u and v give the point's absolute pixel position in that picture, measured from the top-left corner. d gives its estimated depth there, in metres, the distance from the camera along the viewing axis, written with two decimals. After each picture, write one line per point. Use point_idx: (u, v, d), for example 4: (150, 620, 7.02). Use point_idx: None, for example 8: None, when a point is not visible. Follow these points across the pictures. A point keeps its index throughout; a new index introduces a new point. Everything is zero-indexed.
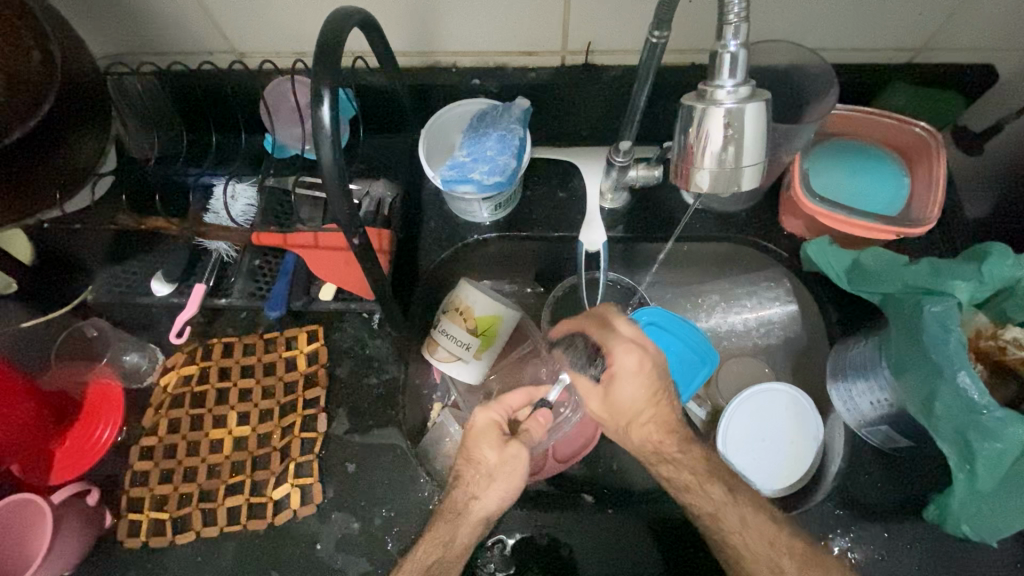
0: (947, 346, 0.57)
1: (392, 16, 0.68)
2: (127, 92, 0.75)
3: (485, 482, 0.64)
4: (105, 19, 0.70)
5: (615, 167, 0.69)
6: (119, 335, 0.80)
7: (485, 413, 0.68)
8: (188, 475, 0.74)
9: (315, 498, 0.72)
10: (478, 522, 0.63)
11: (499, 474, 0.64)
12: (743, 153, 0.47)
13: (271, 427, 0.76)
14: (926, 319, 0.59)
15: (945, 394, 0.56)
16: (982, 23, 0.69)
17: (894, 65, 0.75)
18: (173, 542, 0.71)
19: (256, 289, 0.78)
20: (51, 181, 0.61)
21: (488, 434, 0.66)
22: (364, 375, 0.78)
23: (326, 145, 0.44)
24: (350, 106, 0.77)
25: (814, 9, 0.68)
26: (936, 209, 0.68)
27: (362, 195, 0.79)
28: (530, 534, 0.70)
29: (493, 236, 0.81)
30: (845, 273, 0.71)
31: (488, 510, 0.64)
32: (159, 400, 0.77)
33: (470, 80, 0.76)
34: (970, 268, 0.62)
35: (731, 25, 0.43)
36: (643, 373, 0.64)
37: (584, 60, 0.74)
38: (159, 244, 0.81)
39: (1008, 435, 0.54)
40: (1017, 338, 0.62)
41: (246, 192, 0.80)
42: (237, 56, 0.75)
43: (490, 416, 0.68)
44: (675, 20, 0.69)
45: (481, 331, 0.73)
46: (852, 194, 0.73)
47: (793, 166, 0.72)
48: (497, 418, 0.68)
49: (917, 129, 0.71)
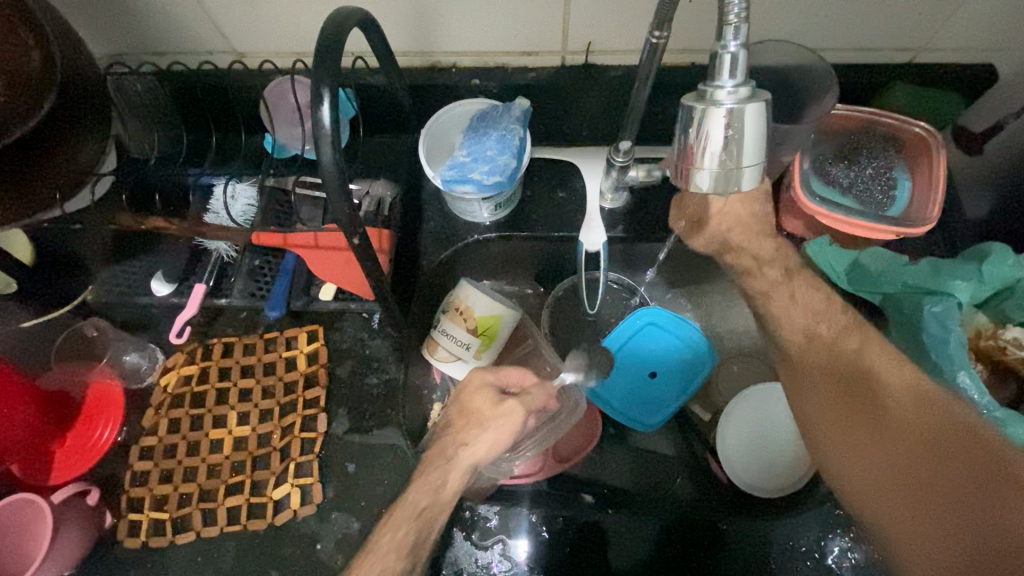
0: (947, 346, 0.59)
1: (391, 15, 0.68)
2: (127, 91, 0.75)
3: (475, 428, 0.62)
4: (104, 18, 0.69)
5: (615, 167, 0.69)
6: (119, 335, 0.79)
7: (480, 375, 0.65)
8: (188, 475, 0.74)
9: (315, 498, 0.72)
10: (465, 471, 0.61)
11: (490, 423, 0.62)
12: (743, 153, 0.47)
13: (271, 427, 0.76)
14: (926, 318, 0.61)
15: (945, 393, 0.58)
16: (983, 22, 0.69)
17: (894, 65, 0.75)
18: (173, 542, 0.71)
19: (255, 290, 0.78)
20: (51, 182, 0.61)
21: (483, 394, 0.64)
22: (364, 375, 0.78)
23: (326, 145, 0.44)
24: (350, 106, 0.77)
25: (814, 10, 0.68)
26: (936, 209, 0.69)
27: (362, 195, 0.81)
28: (531, 535, 0.72)
29: (494, 236, 0.80)
30: (845, 273, 0.72)
31: (476, 457, 0.61)
32: (159, 400, 0.77)
33: (469, 80, 0.76)
34: (970, 268, 0.64)
35: (731, 26, 0.42)
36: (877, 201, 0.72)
37: (583, 60, 0.74)
38: (159, 246, 0.81)
39: (1009, 433, 0.55)
40: (1018, 338, 0.62)
41: (246, 192, 0.79)
42: (236, 56, 0.74)
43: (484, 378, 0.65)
44: (676, 20, 0.69)
45: (481, 331, 0.73)
46: (841, 185, 0.72)
47: (793, 166, 0.71)
48: (493, 382, 0.65)
49: (917, 129, 0.72)
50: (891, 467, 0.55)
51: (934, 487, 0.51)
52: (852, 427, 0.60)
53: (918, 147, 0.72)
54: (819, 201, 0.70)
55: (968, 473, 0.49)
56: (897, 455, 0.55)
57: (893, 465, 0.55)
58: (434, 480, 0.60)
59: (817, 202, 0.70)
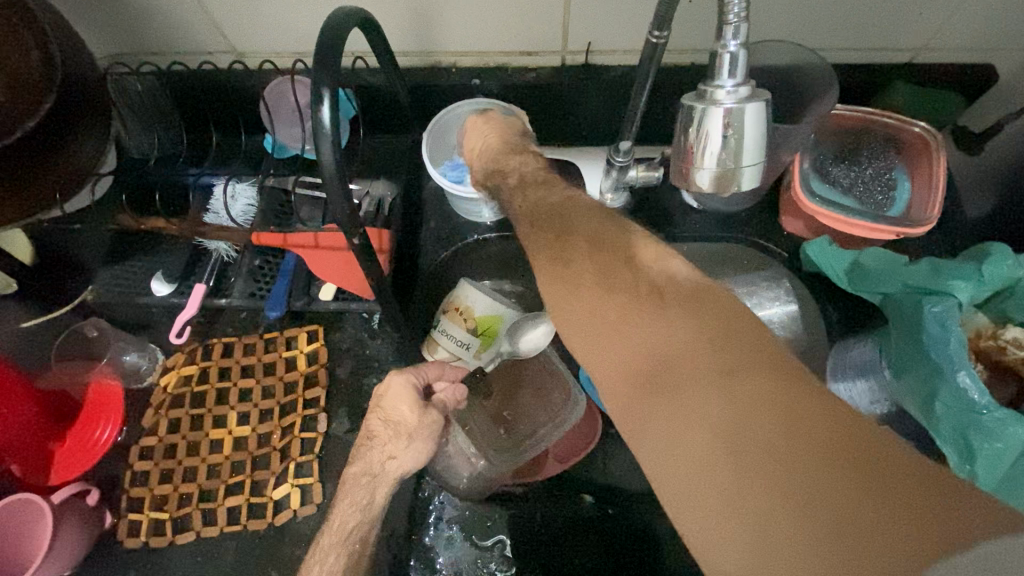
0: (947, 347, 0.58)
1: (392, 16, 0.68)
2: (127, 91, 0.75)
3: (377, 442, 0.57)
4: (102, 16, 0.69)
5: (615, 167, 0.69)
6: (118, 336, 0.79)
7: (400, 376, 0.59)
8: (188, 475, 0.74)
9: (315, 498, 0.73)
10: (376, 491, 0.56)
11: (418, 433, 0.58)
12: (742, 153, 0.47)
13: (271, 427, 0.76)
14: (926, 318, 0.60)
15: (945, 394, 0.57)
16: (981, 24, 0.69)
17: (895, 66, 0.75)
18: (173, 542, 0.71)
19: (255, 290, 0.77)
20: (50, 181, 0.61)
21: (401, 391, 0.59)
22: (365, 375, 0.78)
23: (326, 146, 0.44)
24: (350, 107, 0.77)
25: (816, 10, 0.68)
26: (936, 209, 0.69)
27: (362, 195, 0.79)
28: (529, 534, 0.72)
29: (493, 236, 0.81)
30: (845, 274, 0.71)
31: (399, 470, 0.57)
32: (159, 400, 0.77)
33: (470, 80, 0.76)
34: (970, 268, 0.62)
35: (731, 25, 0.42)
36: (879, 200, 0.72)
37: (583, 60, 0.74)
38: (160, 244, 0.81)
39: (1009, 435, 0.54)
40: (1017, 338, 0.63)
41: (246, 192, 0.79)
42: (237, 55, 0.74)
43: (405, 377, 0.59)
44: (676, 20, 0.69)
45: (481, 331, 0.74)
46: (841, 185, 0.73)
47: (793, 167, 0.73)
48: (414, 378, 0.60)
49: (916, 129, 0.72)
50: (725, 461, 0.29)
51: (830, 438, 0.27)
52: (683, 388, 0.32)
53: (916, 147, 0.73)
54: (815, 202, 0.70)
55: (785, 440, 0.28)
56: (798, 444, 0.28)
57: (677, 396, 0.32)
58: (360, 501, 0.55)
59: (815, 203, 0.70)
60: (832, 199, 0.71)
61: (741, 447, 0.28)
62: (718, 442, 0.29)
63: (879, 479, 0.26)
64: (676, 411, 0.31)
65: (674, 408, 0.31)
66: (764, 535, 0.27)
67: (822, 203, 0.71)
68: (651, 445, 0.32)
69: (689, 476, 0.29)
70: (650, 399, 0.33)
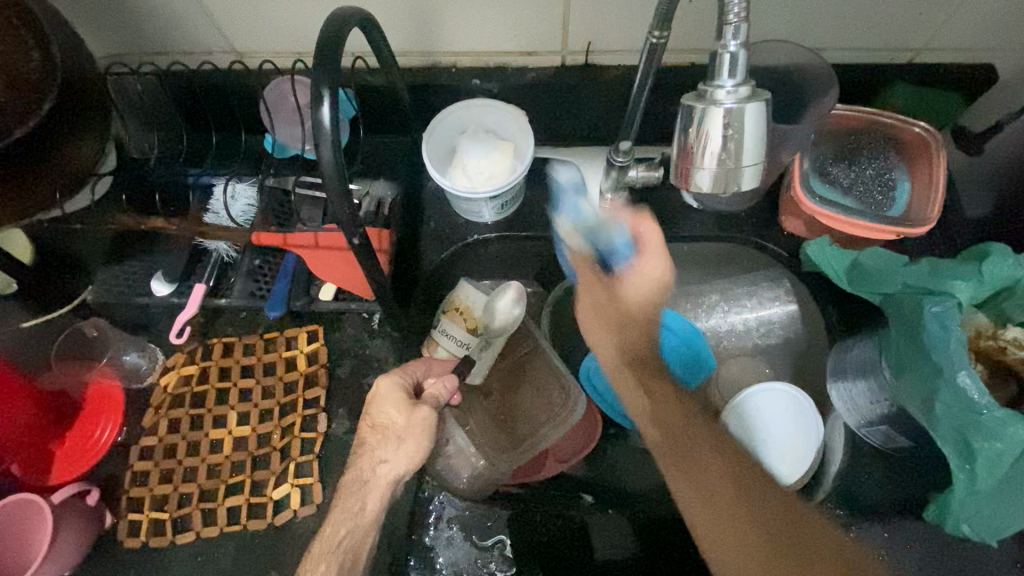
0: (947, 346, 0.57)
1: (393, 16, 0.68)
2: (127, 91, 0.76)
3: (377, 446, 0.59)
4: (103, 17, 0.69)
5: (614, 167, 0.68)
6: (119, 335, 0.80)
7: (390, 378, 0.61)
8: (188, 475, 0.74)
9: (315, 498, 0.72)
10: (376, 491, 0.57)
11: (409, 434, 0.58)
12: (743, 153, 0.47)
13: (271, 427, 0.76)
14: (926, 318, 0.60)
15: (945, 394, 0.57)
16: (981, 23, 0.69)
17: (895, 66, 0.75)
18: (173, 542, 0.71)
19: (255, 289, 0.78)
20: (50, 181, 0.61)
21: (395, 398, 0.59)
22: (364, 375, 0.78)
23: (326, 146, 0.44)
24: (350, 106, 0.77)
25: (816, 10, 0.68)
26: (936, 209, 0.69)
27: (363, 195, 0.79)
28: (529, 534, 0.72)
29: (494, 236, 0.81)
30: (845, 273, 0.71)
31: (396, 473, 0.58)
32: (159, 400, 0.77)
33: (470, 80, 0.76)
34: (970, 268, 0.62)
35: (731, 26, 0.43)
36: (879, 199, 0.72)
37: (583, 60, 0.74)
38: (158, 244, 0.81)
39: (1007, 434, 0.54)
40: (1017, 338, 0.63)
41: (246, 192, 0.79)
42: (237, 56, 0.74)
43: (393, 380, 0.60)
44: (676, 20, 0.69)
45: (481, 331, 0.74)
46: (840, 185, 0.73)
47: (793, 167, 0.72)
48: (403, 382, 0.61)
49: (917, 129, 0.72)
50: (749, 529, 0.48)
51: (770, 513, 0.49)
52: (706, 466, 0.52)
53: (916, 147, 0.73)
54: (815, 203, 0.70)
55: (736, 496, 0.50)
56: (746, 501, 0.50)
57: (687, 467, 0.53)
58: (352, 507, 0.57)
59: (816, 203, 0.70)
60: (832, 199, 0.71)
61: (690, 470, 0.53)
62: (746, 501, 0.49)
63: (797, 555, 0.46)
64: (698, 473, 0.52)
65: (686, 474, 0.53)
66: (738, 551, 0.48)
67: (823, 203, 0.70)
68: (684, 497, 0.53)
69: (721, 535, 0.49)
70: (677, 472, 0.54)
